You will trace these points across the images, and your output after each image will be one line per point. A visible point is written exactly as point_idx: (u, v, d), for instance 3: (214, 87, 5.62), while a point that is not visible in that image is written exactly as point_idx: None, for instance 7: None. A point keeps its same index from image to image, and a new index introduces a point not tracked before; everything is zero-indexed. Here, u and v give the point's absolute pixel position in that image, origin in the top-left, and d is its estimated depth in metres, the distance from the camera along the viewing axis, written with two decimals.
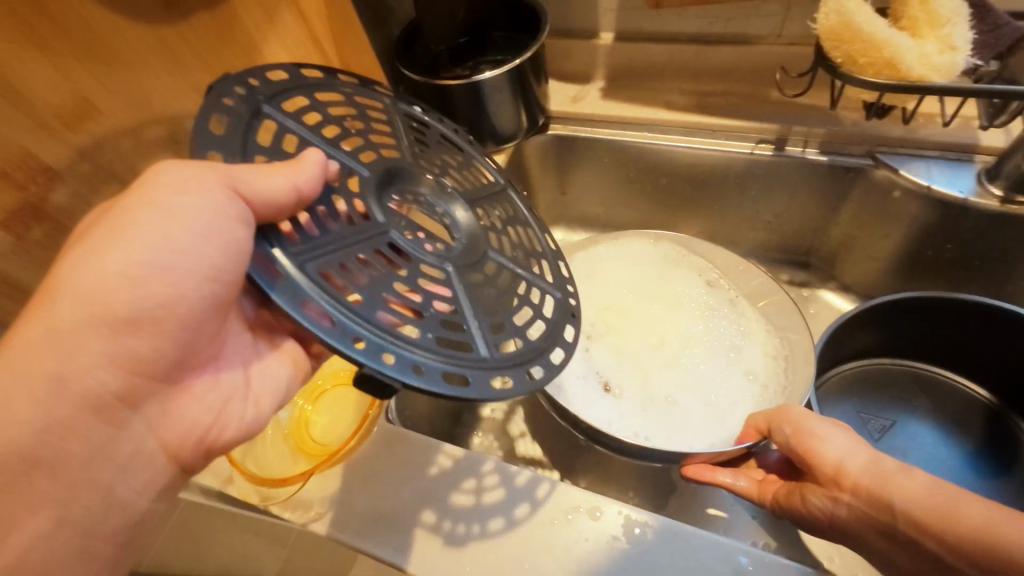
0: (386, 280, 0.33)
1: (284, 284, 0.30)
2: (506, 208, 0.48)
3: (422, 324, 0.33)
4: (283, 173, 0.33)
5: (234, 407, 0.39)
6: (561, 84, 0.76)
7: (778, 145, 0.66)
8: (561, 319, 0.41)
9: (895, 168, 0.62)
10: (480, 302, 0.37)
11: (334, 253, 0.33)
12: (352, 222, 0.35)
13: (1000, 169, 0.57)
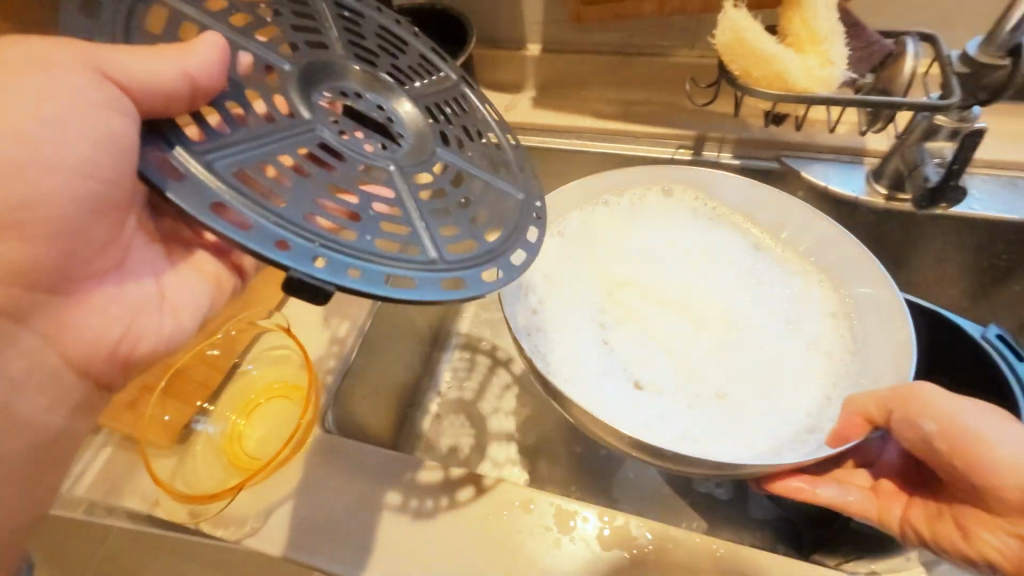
0: (314, 182, 0.34)
1: (198, 185, 0.31)
2: (456, 107, 0.48)
3: (359, 225, 0.34)
4: (174, 60, 0.35)
5: (142, 316, 0.43)
6: (493, 94, 0.78)
7: (696, 150, 0.70)
8: (523, 219, 0.42)
9: (796, 170, 0.66)
10: (423, 201, 0.38)
11: (254, 154, 0.34)
12: (275, 121, 0.36)
13: (883, 170, 0.62)
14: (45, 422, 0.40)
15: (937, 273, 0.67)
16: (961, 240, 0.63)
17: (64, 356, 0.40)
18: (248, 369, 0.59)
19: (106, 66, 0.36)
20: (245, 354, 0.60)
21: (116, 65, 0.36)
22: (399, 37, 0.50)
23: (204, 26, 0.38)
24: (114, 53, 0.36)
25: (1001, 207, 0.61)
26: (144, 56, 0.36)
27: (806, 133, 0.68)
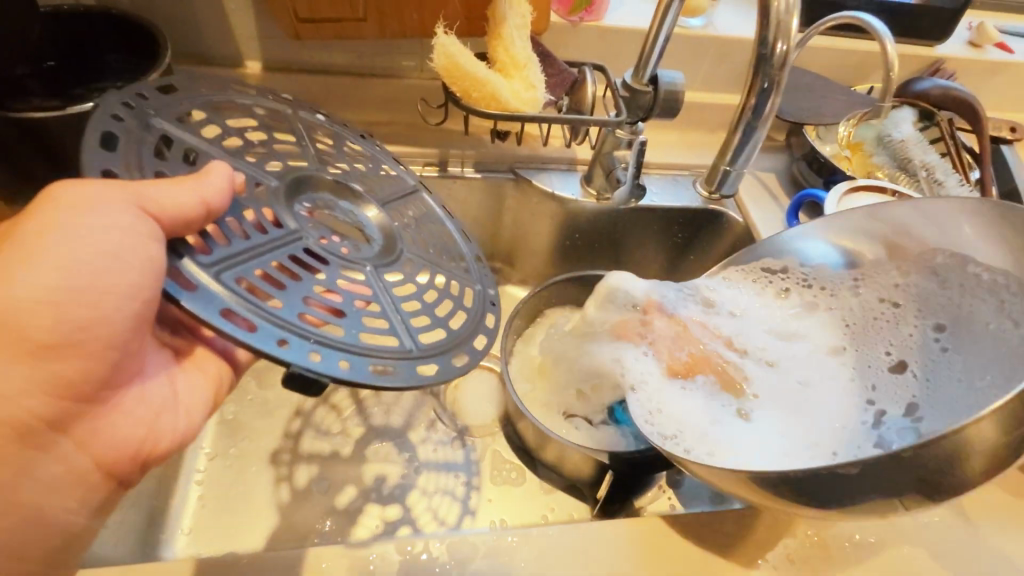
0: (302, 285, 0.37)
1: (204, 293, 0.33)
2: (413, 208, 0.53)
3: (344, 323, 0.37)
4: (190, 187, 0.37)
5: (161, 418, 0.43)
6: None
7: (441, 166, 0.75)
8: (482, 307, 0.47)
9: (529, 180, 0.76)
10: (400, 297, 0.42)
11: (250, 261, 0.36)
12: (267, 231, 0.39)
13: (591, 176, 0.75)
14: (67, 519, 0.39)
15: (642, 253, 0.83)
16: (650, 227, 0.80)
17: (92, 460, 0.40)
18: None
19: (139, 196, 0.35)
20: None
21: (145, 193, 0.36)
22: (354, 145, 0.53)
23: (205, 153, 0.41)
24: (145, 183, 0.36)
25: (669, 197, 0.79)
26: (167, 182, 0.36)
27: (529, 147, 0.78)
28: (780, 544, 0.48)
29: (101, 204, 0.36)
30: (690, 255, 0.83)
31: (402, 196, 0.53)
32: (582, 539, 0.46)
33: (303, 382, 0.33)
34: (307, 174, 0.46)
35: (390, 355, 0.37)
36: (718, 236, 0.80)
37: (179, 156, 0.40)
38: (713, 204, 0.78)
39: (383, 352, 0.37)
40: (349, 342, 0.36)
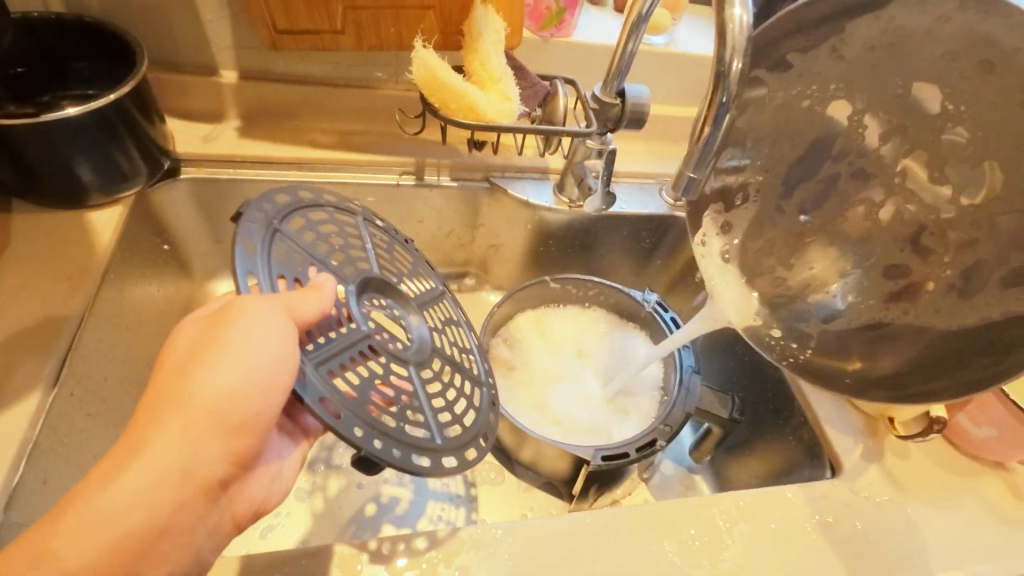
0: (368, 376, 0.43)
1: (309, 383, 0.39)
2: (443, 310, 0.57)
3: (395, 414, 0.42)
4: (320, 300, 0.42)
5: (278, 484, 0.46)
6: (186, 124, 0.71)
7: (418, 175, 0.77)
8: (489, 408, 0.51)
9: (504, 188, 0.79)
10: (433, 395, 0.47)
11: (335, 356, 0.42)
12: (343, 328, 0.45)
13: (564, 184, 0.78)
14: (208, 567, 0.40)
15: (613, 258, 0.87)
16: (622, 231, 0.83)
17: (233, 522, 0.42)
18: None
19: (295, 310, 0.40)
20: None
21: (300, 308, 0.40)
22: (407, 250, 0.59)
23: (292, 246, 0.45)
24: (295, 300, 0.40)
25: (638, 204, 0.83)
26: (302, 293, 0.41)
27: (504, 156, 0.81)
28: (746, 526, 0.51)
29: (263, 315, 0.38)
30: (656, 260, 0.88)
31: (434, 298, 0.57)
32: (568, 530, 0.48)
33: (367, 464, 0.39)
34: (376, 276, 0.52)
35: (422, 446, 0.42)
36: (682, 242, 0.85)
37: (280, 249, 0.44)
38: (677, 212, 0.83)
39: (419, 445, 0.42)
40: (394, 432, 0.41)
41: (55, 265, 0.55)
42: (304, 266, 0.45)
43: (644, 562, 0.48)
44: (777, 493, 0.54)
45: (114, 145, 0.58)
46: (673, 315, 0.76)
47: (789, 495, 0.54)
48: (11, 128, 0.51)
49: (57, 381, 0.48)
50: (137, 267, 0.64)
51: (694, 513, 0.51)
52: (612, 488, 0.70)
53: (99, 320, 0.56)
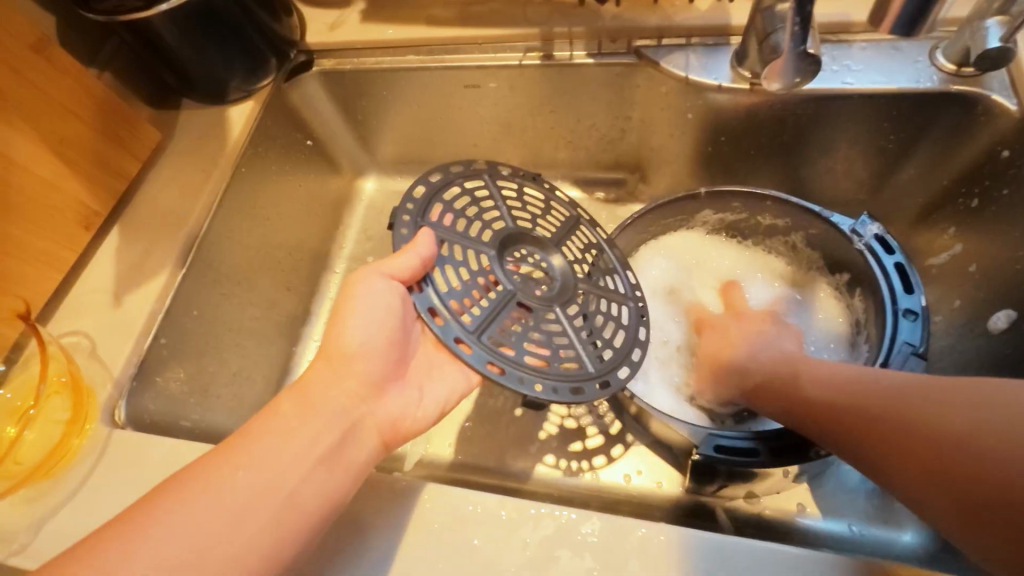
0: (482, 322, 0.41)
1: (450, 324, 0.40)
2: (583, 237, 0.51)
3: (544, 353, 0.42)
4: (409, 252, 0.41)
5: (429, 406, 0.45)
6: (319, 11, 0.69)
7: (546, 51, 0.61)
8: (627, 356, 0.44)
9: (657, 62, 0.57)
10: (585, 335, 0.44)
11: (443, 301, 0.41)
12: (493, 286, 0.43)
13: (746, 50, 0.53)
14: None
15: (828, 164, 0.58)
16: (847, 121, 0.54)
17: None
18: (11, 380, 0.51)
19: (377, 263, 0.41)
20: (13, 359, 0.52)
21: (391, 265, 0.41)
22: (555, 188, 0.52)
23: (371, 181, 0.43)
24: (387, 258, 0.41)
25: (881, 75, 0.51)
26: (399, 249, 0.41)
27: (663, 14, 0.58)
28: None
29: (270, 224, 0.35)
30: (907, 168, 0.55)
31: (571, 227, 0.51)
32: (613, 537, 0.36)
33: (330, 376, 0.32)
34: (507, 227, 0.47)
35: (573, 385, 0.41)
36: (962, 139, 0.51)
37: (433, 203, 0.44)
38: (961, 85, 0.49)
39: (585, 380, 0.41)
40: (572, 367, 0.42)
41: (201, 161, 0.62)
42: (431, 215, 0.44)
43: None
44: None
45: (236, 40, 0.60)
46: (901, 259, 0.50)
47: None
48: (145, 21, 0.54)
49: (186, 262, 0.56)
50: (274, 161, 0.66)
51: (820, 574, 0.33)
52: (750, 482, 0.51)
53: (230, 211, 0.61)
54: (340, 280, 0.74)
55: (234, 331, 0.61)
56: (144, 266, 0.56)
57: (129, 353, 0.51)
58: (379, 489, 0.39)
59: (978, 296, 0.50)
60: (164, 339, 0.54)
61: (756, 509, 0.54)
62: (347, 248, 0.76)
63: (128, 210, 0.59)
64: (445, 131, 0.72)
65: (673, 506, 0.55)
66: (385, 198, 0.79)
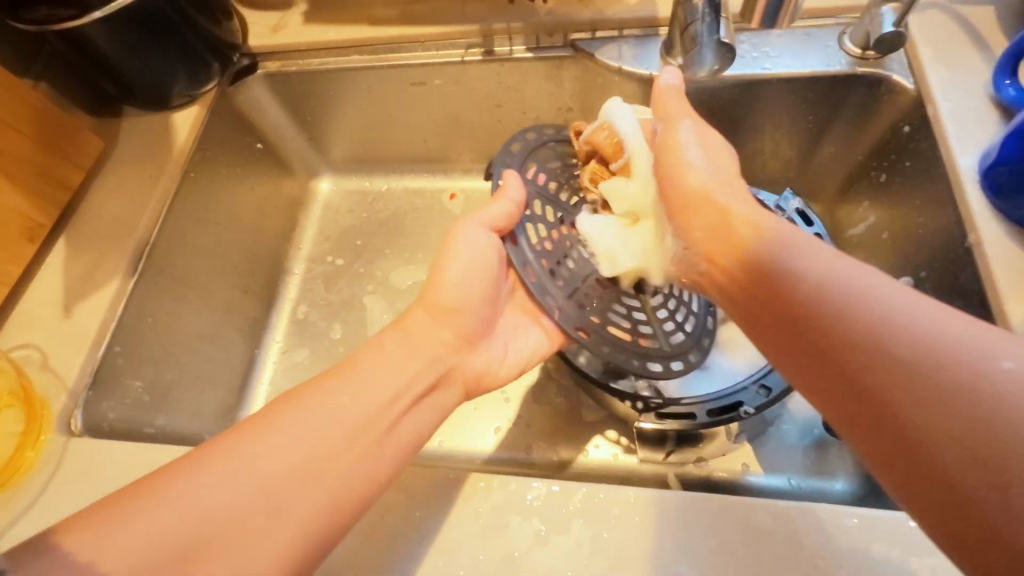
0: (563, 285, 0.47)
1: (542, 285, 0.46)
2: None
3: (615, 323, 0.48)
4: (502, 198, 0.46)
5: (512, 360, 0.50)
6: (260, 14, 0.69)
7: (487, 48, 0.63)
8: (684, 334, 0.51)
9: (592, 54, 0.60)
10: (649, 312, 0.50)
11: (533, 259, 0.47)
12: (581, 257, 0.49)
13: (672, 41, 0.56)
14: None
15: (757, 145, 0.62)
16: (770, 104, 0.58)
17: None
18: None
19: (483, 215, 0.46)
20: None
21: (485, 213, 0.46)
22: None
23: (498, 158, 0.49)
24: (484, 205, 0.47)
25: (795, 61, 0.55)
26: (490, 201, 0.47)
27: (594, 7, 0.60)
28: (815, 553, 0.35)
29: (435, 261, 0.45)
30: (827, 146, 0.60)
31: None
32: (558, 500, 0.38)
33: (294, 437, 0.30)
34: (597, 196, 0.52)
35: (633, 354, 0.47)
36: (870, 117, 0.55)
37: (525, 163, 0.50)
38: (866, 67, 0.53)
39: (647, 351, 0.48)
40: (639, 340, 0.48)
41: (148, 168, 0.62)
42: (529, 172, 0.50)
43: (635, 560, 0.36)
44: (896, 519, 0.36)
45: (176, 45, 0.60)
46: (820, 230, 0.54)
47: (911, 525, 0.35)
48: (80, 30, 0.54)
49: (136, 270, 0.56)
50: (224, 165, 0.67)
51: (726, 516, 0.37)
52: (698, 446, 0.54)
53: (182, 216, 0.61)
54: (299, 281, 0.74)
55: (192, 335, 0.61)
56: (94, 275, 0.55)
57: (83, 363, 0.51)
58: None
59: (887, 261, 0.54)
60: (118, 348, 0.54)
61: (705, 472, 0.57)
62: (305, 249, 0.76)
63: (74, 220, 0.59)
64: (395, 128, 0.73)
65: (631, 475, 0.59)
66: (341, 198, 0.80)
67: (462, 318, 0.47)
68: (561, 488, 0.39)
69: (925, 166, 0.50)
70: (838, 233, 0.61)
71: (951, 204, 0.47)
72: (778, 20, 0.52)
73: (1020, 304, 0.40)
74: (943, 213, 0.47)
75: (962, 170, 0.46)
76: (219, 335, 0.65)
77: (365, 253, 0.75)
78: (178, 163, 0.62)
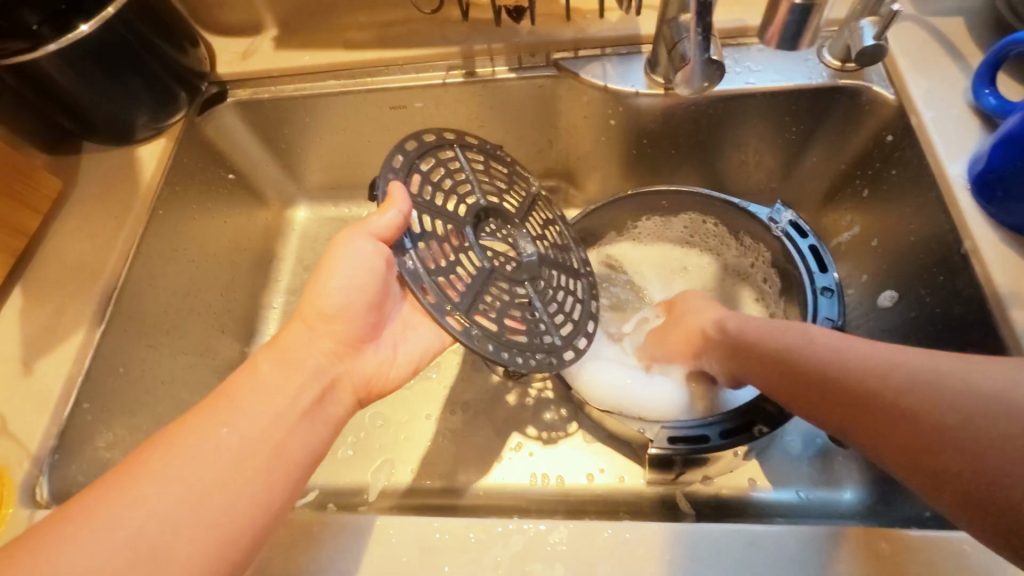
0: (466, 296, 0.42)
1: (437, 302, 0.40)
2: (541, 214, 0.53)
3: (505, 326, 0.42)
4: (393, 209, 0.41)
5: (403, 361, 0.47)
6: (227, 41, 0.67)
7: (468, 70, 0.62)
8: (583, 318, 0.48)
9: (576, 73, 0.59)
10: (549, 303, 0.47)
11: (422, 274, 0.41)
12: (471, 264, 0.44)
13: (657, 59, 0.56)
14: None
15: (740, 157, 0.63)
16: (753, 117, 0.58)
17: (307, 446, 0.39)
18: None
19: (379, 231, 0.41)
20: None
21: (381, 226, 0.41)
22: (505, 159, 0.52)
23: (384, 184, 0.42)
24: (365, 223, 0.42)
25: (778, 75, 0.56)
26: (376, 211, 0.41)
27: (576, 27, 0.60)
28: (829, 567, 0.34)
29: (351, 265, 0.42)
30: (810, 157, 0.61)
31: (531, 206, 0.52)
32: (579, 541, 0.36)
33: None
34: (479, 202, 0.48)
35: (537, 355, 0.42)
36: (852, 128, 0.56)
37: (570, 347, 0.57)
38: (846, 79, 0.54)
39: (548, 352, 0.43)
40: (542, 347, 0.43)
41: (112, 207, 0.58)
42: (412, 179, 0.44)
43: None
44: (921, 538, 0.35)
45: (139, 76, 0.57)
46: (814, 241, 0.54)
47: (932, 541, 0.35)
48: (33, 63, 0.50)
49: (104, 318, 0.52)
50: (195, 198, 0.63)
51: (754, 547, 0.35)
52: (705, 466, 0.53)
53: (152, 256, 0.57)
54: (278, 314, 0.71)
55: (168, 383, 0.57)
56: (57, 326, 0.51)
57: (48, 424, 0.47)
58: (331, 530, 0.38)
59: (877, 267, 0.55)
60: (86, 404, 0.50)
61: (714, 490, 0.56)
62: (284, 281, 0.73)
63: (31, 266, 0.55)
64: (375, 153, 0.71)
65: (637, 499, 0.57)
66: (320, 226, 0.77)
67: (345, 330, 0.43)
68: (582, 530, 0.37)
69: (913, 173, 0.50)
70: (825, 241, 0.62)
71: (941, 209, 0.47)
72: (794, 44, 0.42)
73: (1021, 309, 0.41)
74: (935, 220, 0.48)
75: (952, 177, 0.47)
76: (197, 379, 0.61)
77: None
78: (146, 199, 0.58)
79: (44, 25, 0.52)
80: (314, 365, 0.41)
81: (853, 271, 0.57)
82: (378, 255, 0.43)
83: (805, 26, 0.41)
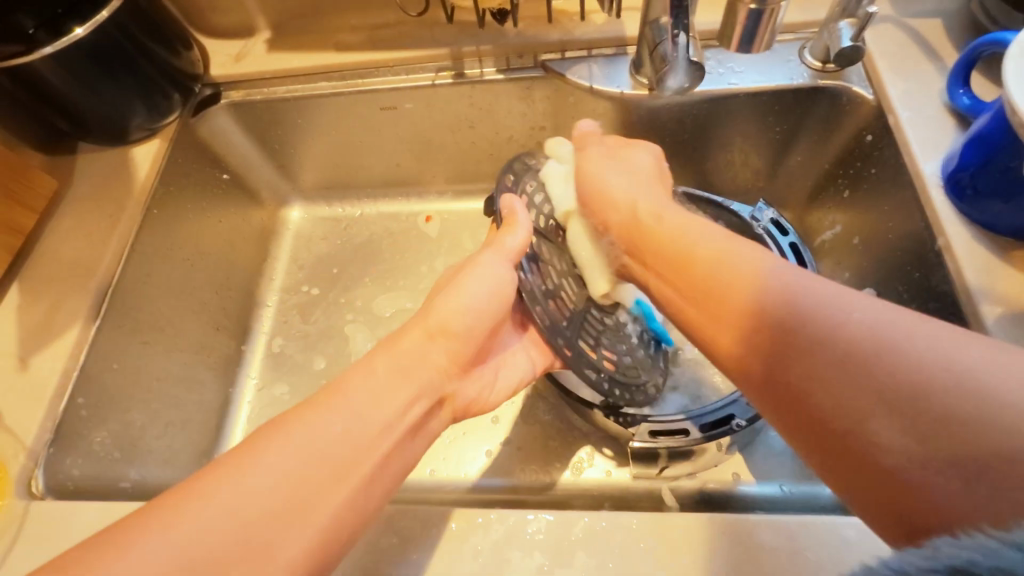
0: (574, 322, 0.48)
1: (557, 327, 0.46)
2: None
3: (600, 354, 0.49)
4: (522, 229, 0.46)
5: (502, 386, 0.49)
6: (220, 44, 0.68)
7: (456, 71, 0.63)
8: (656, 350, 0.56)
9: (563, 74, 0.60)
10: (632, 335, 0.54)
11: (541, 296, 0.47)
12: (575, 292, 0.51)
13: (641, 60, 0.57)
14: None
15: (726, 157, 0.64)
16: (738, 117, 0.59)
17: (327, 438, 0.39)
18: None
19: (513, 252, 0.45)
20: None
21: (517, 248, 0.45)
22: None
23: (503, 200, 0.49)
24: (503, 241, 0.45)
25: (760, 75, 0.57)
26: (508, 231, 0.46)
27: (562, 28, 0.61)
28: (799, 557, 0.35)
29: (486, 278, 0.44)
30: (794, 156, 0.61)
31: None
32: (558, 531, 0.37)
33: None
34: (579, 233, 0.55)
35: (620, 385, 0.49)
36: (834, 127, 0.57)
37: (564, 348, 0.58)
38: (827, 79, 0.55)
39: (625, 378, 0.51)
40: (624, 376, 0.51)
41: (107, 206, 0.59)
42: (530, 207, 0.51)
43: None
44: None
45: (132, 78, 0.58)
46: (795, 239, 0.55)
47: None
48: (28, 65, 0.51)
49: (99, 315, 0.53)
50: (189, 198, 0.64)
51: (726, 536, 0.36)
52: (690, 460, 0.54)
53: (146, 254, 0.58)
54: (272, 313, 0.72)
55: (163, 379, 0.58)
56: (51, 323, 0.52)
57: (43, 418, 0.48)
58: None
59: (858, 265, 0.55)
60: (81, 399, 0.51)
61: (699, 484, 0.57)
62: (278, 280, 0.74)
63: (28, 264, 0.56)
64: (367, 154, 0.72)
65: (624, 493, 0.58)
66: (313, 225, 0.78)
67: (468, 348, 0.44)
68: (560, 520, 0.38)
69: (891, 171, 0.51)
70: (810, 240, 0.62)
71: (918, 207, 0.48)
72: (751, 46, 0.44)
73: (992, 304, 0.42)
74: (911, 218, 0.49)
75: (927, 176, 0.47)
76: (191, 375, 0.62)
77: (340, 282, 0.73)
78: (140, 199, 0.59)
79: (40, 29, 0.53)
80: (426, 380, 0.41)
81: (836, 268, 0.58)
82: (507, 278, 0.45)
83: (762, 29, 0.43)
